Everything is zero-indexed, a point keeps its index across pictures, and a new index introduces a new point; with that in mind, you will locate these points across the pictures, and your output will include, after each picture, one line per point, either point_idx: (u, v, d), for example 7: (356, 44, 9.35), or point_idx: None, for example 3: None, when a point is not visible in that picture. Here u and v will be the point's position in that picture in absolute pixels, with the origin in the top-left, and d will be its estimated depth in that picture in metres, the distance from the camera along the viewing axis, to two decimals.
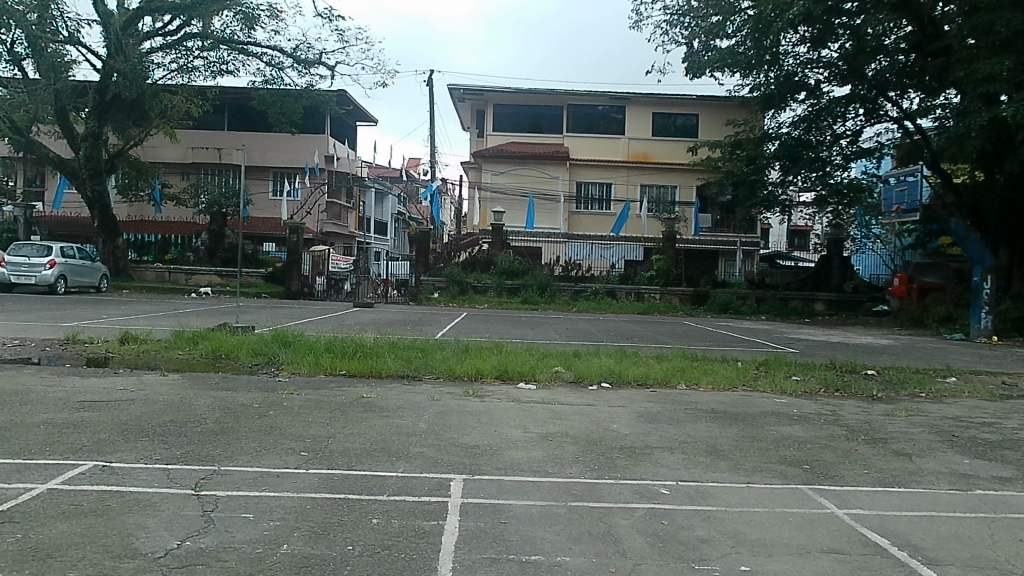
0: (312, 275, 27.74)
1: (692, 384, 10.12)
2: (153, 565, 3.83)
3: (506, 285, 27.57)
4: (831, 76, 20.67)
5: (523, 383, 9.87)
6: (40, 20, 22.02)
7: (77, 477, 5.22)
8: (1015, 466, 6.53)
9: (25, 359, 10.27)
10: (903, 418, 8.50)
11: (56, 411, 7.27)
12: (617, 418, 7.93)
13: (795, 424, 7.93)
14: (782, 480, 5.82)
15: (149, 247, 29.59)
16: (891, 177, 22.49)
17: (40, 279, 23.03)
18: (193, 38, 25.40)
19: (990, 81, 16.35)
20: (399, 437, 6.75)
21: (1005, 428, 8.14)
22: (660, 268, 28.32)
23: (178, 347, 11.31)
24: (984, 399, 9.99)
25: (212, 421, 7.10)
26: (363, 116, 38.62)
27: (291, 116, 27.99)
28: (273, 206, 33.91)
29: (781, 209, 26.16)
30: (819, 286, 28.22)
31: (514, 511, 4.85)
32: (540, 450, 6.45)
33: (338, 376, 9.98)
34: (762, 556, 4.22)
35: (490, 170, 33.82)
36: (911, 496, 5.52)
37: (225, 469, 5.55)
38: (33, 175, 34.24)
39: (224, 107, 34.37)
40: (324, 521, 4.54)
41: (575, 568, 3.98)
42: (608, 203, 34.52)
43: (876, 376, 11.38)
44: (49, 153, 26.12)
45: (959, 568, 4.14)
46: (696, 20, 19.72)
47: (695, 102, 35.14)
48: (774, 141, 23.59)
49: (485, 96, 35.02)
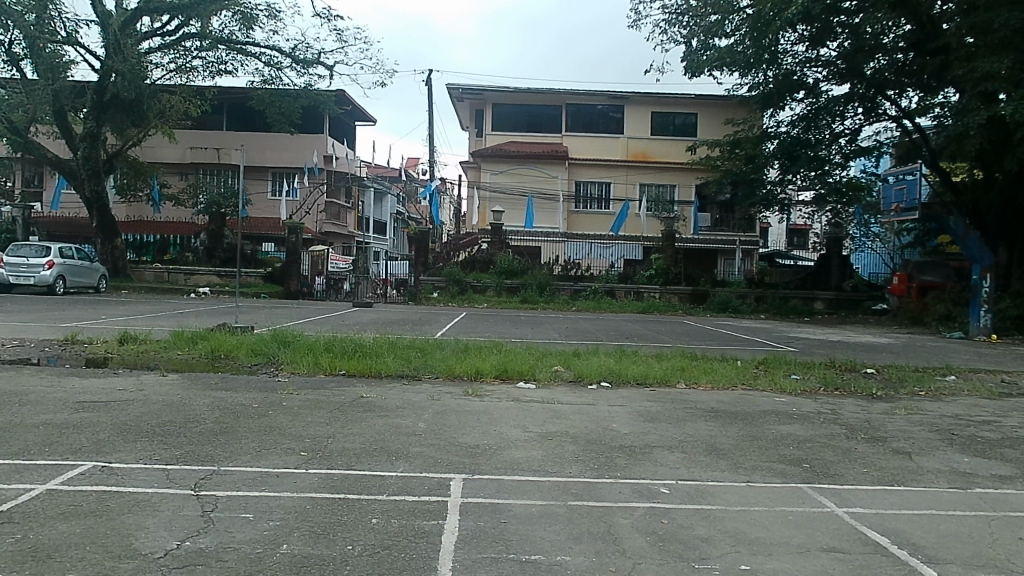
0: (311, 274, 27.72)
1: (691, 383, 10.12)
2: (153, 565, 3.83)
3: (506, 284, 27.59)
4: (830, 75, 20.67)
5: (523, 382, 9.87)
6: (38, 20, 22.01)
7: (76, 477, 5.22)
8: (1014, 464, 6.53)
9: (26, 359, 10.28)
10: (902, 416, 8.50)
11: (56, 411, 7.27)
12: (617, 417, 7.92)
13: (794, 423, 7.93)
14: (782, 478, 5.82)
15: (147, 247, 29.56)
16: (891, 176, 22.17)
17: (39, 279, 23.03)
18: (191, 39, 25.39)
19: (989, 79, 16.40)
20: (399, 437, 6.74)
21: (1005, 426, 8.14)
22: (659, 267, 28.31)
23: (178, 347, 11.31)
24: (983, 398, 9.99)
25: (211, 421, 7.10)
26: (362, 116, 38.60)
27: (290, 115, 27.96)
28: (272, 206, 33.88)
29: (780, 208, 26.16)
30: (818, 285, 28.23)
31: (513, 511, 4.85)
32: (539, 450, 6.44)
33: (337, 376, 9.98)
34: (762, 555, 4.22)
35: (489, 169, 33.81)
36: (910, 495, 5.52)
37: (224, 469, 5.54)
38: (32, 175, 34.26)
39: (223, 107, 34.34)
40: (324, 521, 4.53)
41: (575, 567, 3.97)
42: (606, 202, 34.58)
43: (876, 375, 11.38)
44: (48, 153, 26.11)
45: (959, 567, 4.14)
46: (694, 19, 19.72)
47: (694, 102, 35.14)
48: (773, 140, 23.60)
49: (484, 96, 35.02)
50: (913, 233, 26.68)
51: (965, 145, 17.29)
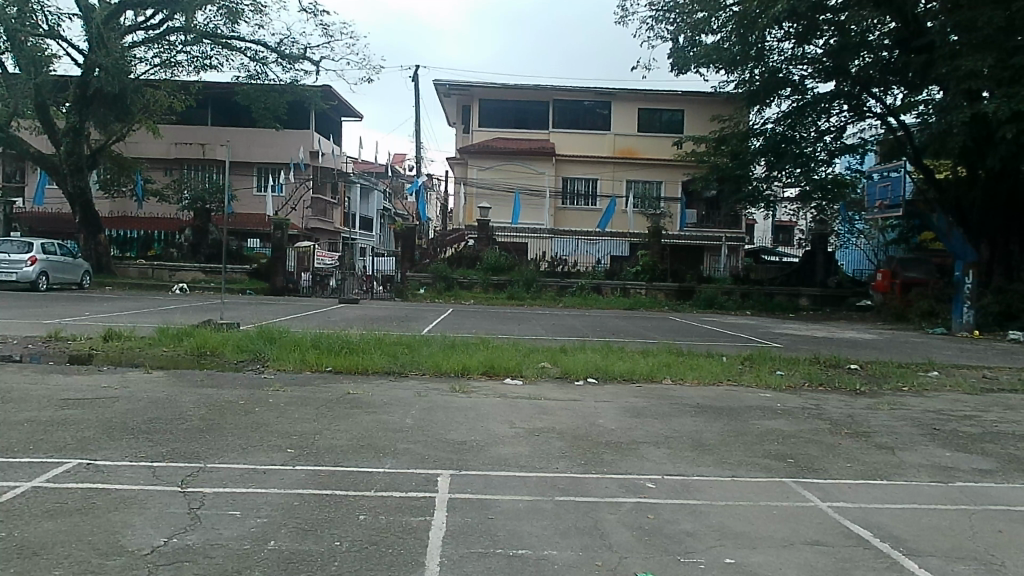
0: (297, 271, 27.52)
1: (677, 379, 10.20)
2: (139, 563, 3.81)
3: (492, 281, 27.59)
4: (815, 72, 20.83)
5: (509, 378, 9.91)
6: (20, 13, 21.84)
7: (59, 476, 5.15)
8: (996, 458, 6.63)
9: (7, 358, 10.13)
10: (885, 411, 8.64)
11: (39, 410, 7.18)
12: (603, 413, 7.97)
13: (779, 418, 8.04)
14: (768, 474, 5.86)
15: (131, 243, 29.32)
16: (875, 173, 22.71)
17: (20, 275, 22.70)
18: (176, 33, 25.19)
19: (973, 78, 16.54)
20: (387, 433, 6.75)
21: (985, 421, 8.26)
22: (645, 264, 28.27)
23: (162, 345, 11.16)
24: (963, 393, 10.14)
25: (197, 419, 7.04)
26: (348, 111, 38.41)
27: (275, 111, 27.62)
28: (258, 201, 33.64)
29: (766, 205, 26.07)
30: (802, 282, 28.31)
31: (501, 507, 4.87)
32: (525, 446, 6.45)
33: (323, 373, 9.90)
34: (747, 548, 4.28)
35: (477, 166, 33.87)
36: (891, 489, 5.60)
37: (211, 467, 5.50)
38: (12, 170, 33.87)
39: (207, 102, 33.85)
40: (312, 518, 4.52)
41: (564, 561, 4.01)
42: (593, 198, 34.57)
43: (860, 370, 11.50)
44: (30, 149, 25.81)
45: (940, 560, 4.20)
46: (682, 15, 20.00)
47: (680, 98, 35.23)
48: (760, 136, 23.79)
49: (470, 92, 34.85)
50: (896, 229, 26.80)
51: (949, 143, 17.41)
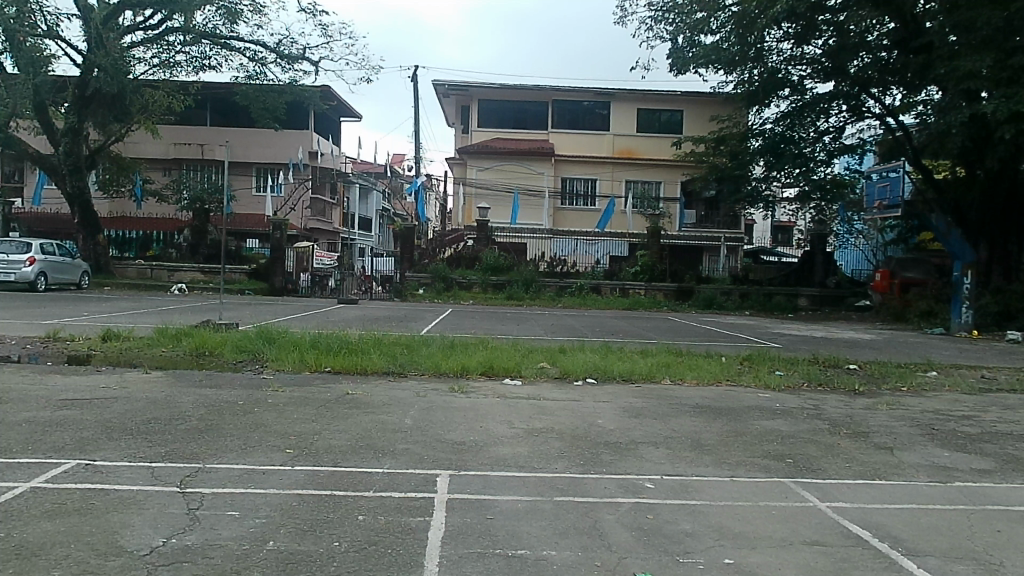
0: (296, 271, 27.55)
1: (676, 379, 10.21)
2: (138, 564, 3.81)
3: (491, 281, 27.60)
4: (814, 72, 20.85)
5: (508, 379, 9.91)
6: (19, 13, 21.82)
7: (58, 476, 5.15)
8: (994, 458, 6.63)
9: (6, 358, 10.14)
10: (884, 411, 8.64)
11: (38, 410, 7.19)
12: (602, 413, 7.98)
13: (778, 418, 8.04)
14: (767, 474, 5.86)
15: (130, 243, 29.34)
16: (874, 173, 22.70)
17: (18, 276, 22.69)
18: (175, 33, 25.17)
19: (972, 78, 16.55)
20: (386, 433, 6.76)
21: (983, 421, 8.27)
22: (644, 265, 28.34)
23: (161, 345, 11.17)
24: (962, 393, 10.15)
25: (196, 419, 7.04)
26: (347, 111, 38.41)
27: (274, 111, 27.61)
28: (257, 201, 33.64)
29: (765, 205, 26.08)
30: (801, 282, 28.37)
31: (500, 507, 4.87)
32: (524, 446, 6.45)
33: (322, 374, 9.90)
34: (746, 548, 4.28)
35: (476, 166, 33.88)
36: (889, 489, 5.60)
37: (210, 468, 5.50)
38: (10, 171, 33.85)
39: (206, 102, 33.85)
40: (311, 519, 4.52)
41: (563, 561, 4.01)
42: (591, 198, 34.59)
43: (858, 370, 11.51)
44: (29, 149, 25.79)
45: (938, 560, 4.20)
46: (680, 16, 20.01)
47: (679, 98, 35.24)
48: (759, 137, 23.82)
49: (469, 92, 34.84)
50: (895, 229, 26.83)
51: (948, 143, 17.43)
